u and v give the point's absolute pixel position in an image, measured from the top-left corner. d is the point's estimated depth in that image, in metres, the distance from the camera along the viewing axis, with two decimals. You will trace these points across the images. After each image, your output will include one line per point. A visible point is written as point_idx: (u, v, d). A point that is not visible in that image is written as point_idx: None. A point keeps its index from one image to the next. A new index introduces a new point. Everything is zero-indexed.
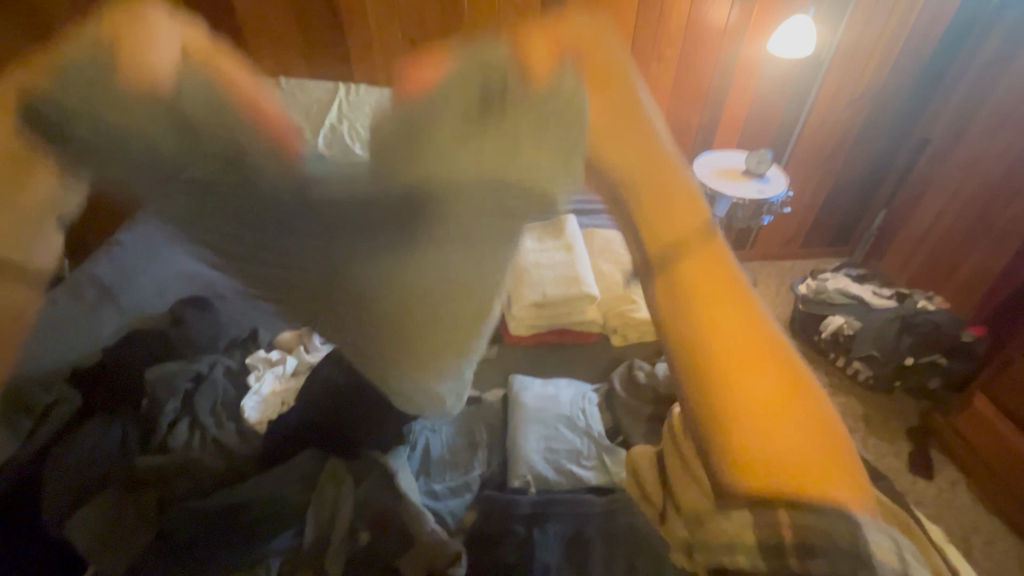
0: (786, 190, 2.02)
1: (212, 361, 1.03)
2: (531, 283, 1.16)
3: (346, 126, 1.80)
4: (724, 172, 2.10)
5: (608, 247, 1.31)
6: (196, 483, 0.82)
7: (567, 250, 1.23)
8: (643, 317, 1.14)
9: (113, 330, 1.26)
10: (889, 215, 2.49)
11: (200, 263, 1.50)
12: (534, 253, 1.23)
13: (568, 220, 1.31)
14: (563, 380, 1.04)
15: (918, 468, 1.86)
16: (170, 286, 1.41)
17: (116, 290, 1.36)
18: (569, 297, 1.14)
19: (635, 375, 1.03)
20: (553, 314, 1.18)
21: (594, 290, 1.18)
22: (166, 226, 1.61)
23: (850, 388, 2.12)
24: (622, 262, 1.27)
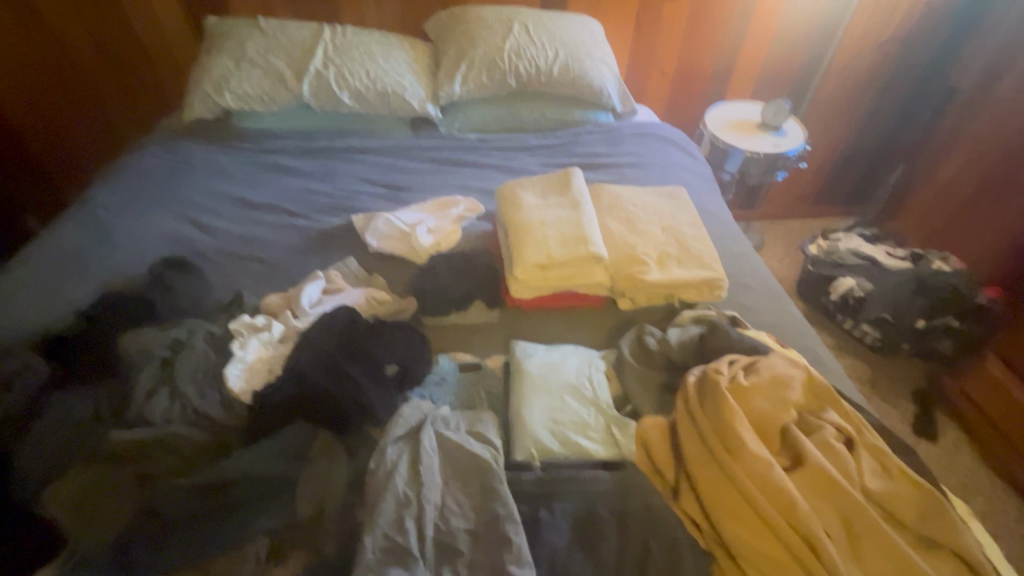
0: (803, 145, 1.89)
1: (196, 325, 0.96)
2: (534, 242, 1.07)
3: (332, 72, 1.66)
4: (738, 124, 1.97)
5: (616, 204, 1.22)
6: (177, 458, 0.76)
7: (573, 207, 1.14)
8: (653, 280, 1.07)
9: (91, 292, 1.18)
10: (906, 171, 2.38)
11: (182, 221, 1.41)
12: (538, 210, 1.14)
13: (574, 175, 1.21)
14: (567, 349, 0.98)
15: (924, 429, 1.83)
16: (149, 246, 1.33)
17: (92, 250, 1.29)
18: (575, 257, 1.06)
19: (646, 342, 0.96)
20: (558, 277, 1.08)
21: (601, 250, 1.07)
22: (145, 181, 1.51)
23: (856, 350, 2.08)
24: (632, 220, 1.18)
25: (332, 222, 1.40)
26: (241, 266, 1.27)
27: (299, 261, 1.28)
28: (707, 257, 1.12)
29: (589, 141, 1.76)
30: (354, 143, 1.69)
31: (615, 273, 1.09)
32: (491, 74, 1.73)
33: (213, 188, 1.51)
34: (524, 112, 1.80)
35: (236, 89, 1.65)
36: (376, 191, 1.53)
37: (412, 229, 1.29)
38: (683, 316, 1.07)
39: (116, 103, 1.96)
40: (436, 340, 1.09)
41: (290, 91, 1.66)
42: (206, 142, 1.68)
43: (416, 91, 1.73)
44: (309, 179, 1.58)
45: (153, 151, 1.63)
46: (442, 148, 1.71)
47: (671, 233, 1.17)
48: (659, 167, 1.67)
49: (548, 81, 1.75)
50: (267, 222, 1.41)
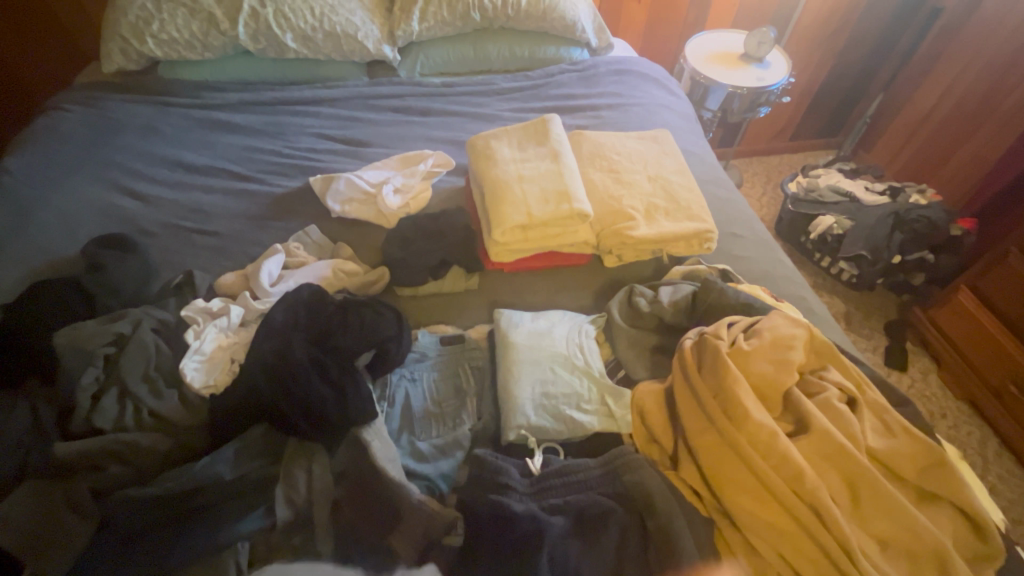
0: (787, 77, 1.79)
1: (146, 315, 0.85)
2: (513, 200, 0.97)
3: (271, 10, 1.45)
4: (721, 56, 1.84)
5: (598, 153, 1.13)
6: (134, 467, 0.69)
7: (554, 159, 1.03)
8: (641, 236, 1.00)
9: (17, 278, 1.05)
10: (886, 100, 2.31)
11: (115, 191, 1.25)
12: (516, 163, 1.03)
13: (552, 123, 1.10)
14: (555, 315, 0.92)
15: (895, 362, 1.88)
16: (80, 223, 1.18)
17: (14, 232, 1.14)
18: (558, 216, 0.97)
19: (637, 303, 0.90)
20: (540, 237, 1.00)
21: (586, 207, 0.99)
22: (65, 147, 1.33)
23: (832, 287, 2.10)
24: (615, 171, 1.10)
25: (288, 186, 1.27)
26: (188, 241, 1.14)
27: (253, 232, 1.16)
28: (695, 208, 1.06)
29: (564, 82, 1.63)
30: (305, 92, 1.52)
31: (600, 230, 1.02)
32: (453, 8, 1.55)
33: (146, 151, 1.34)
34: (491, 51, 1.64)
35: (160, 33, 1.44)
36: (334, 148, 1.39)
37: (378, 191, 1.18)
38: (672, 272, 1.03)
39: (22, 59, 1.71)
40: (413, 312, 1.02)
41: (224, 34, 1.46)
42: (133, 97, 1.48)
43: (370, 29, 1.54)
44: (258, 137, 1.42)
45: (70, 110, 1.43)
46: (404, 96, 1.55)
47: (658, 183, 1.09)
48: (639, 107, 1.56)
49: (516, 14, 1.58)
50: (214, 188, 1.27)
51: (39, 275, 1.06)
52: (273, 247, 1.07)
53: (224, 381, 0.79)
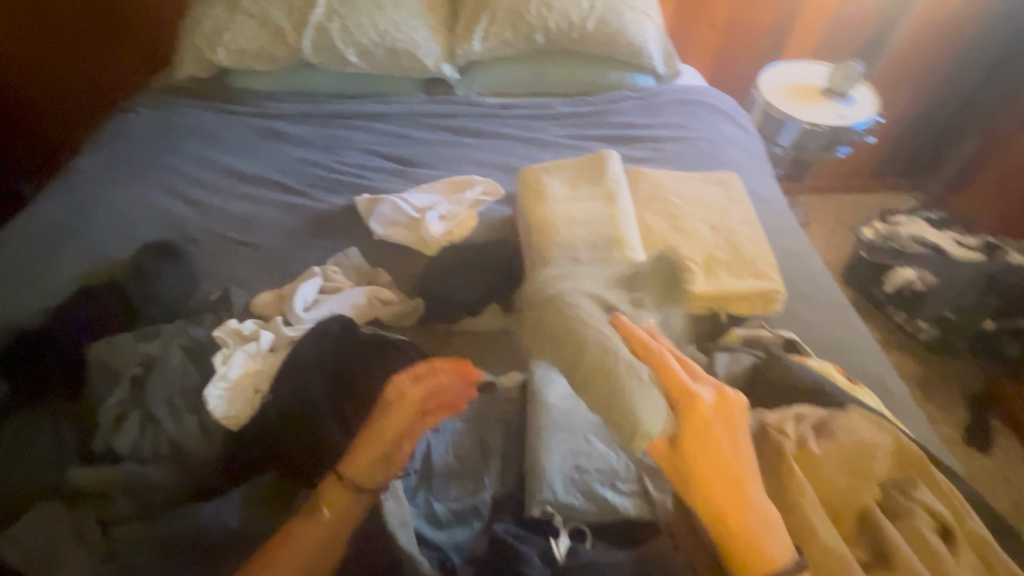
0: (874, 116, 1.63)
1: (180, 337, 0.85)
2: (560, 243, 0.90)
3: (336, 25, 1.46)
4: (799, 89, 1.71)
5: (657, 194, 1.05)
6: (143, 500, 0.68)
7: (608, 201, 0.96)
8: (697, 292, 0.91)
9: (72, 278, 1.08)
10: (984, 144, 2.08)
11: (172, 196, 1.28)
12: (567, 203, 0.96)
13: (610, 161, 1.03)
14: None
15: (977, 440, 1.67)
16: (136, 226, 1.21)
17: (76, 230, 1.18)
18: (608, 264, 0.89)
19: None
20: None
21: (640, 257, 0.91)
22: (133, 148, 1.38)
23: (906, 346, 1.89)
24: (674, 216, 1.01)
25: (335, 203, 1.26)
26: (232, 252, 1.14)
27: (295, 248, 1.15)
28: (761, 265, 0.96)
29: (625, 110, 1.55)
30: (361, 107, 1.52)
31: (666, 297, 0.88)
32: (516, 29, 1.51)
33: (206, 157, 1.37)
34: (551, 74, 1.58)
35: (230, 44, 1.48)
36: (384, 166, 1.37)
37: (422, 217, 1.15)
38: (729, 334, 0.93)
39: (108, 63, 1.81)
40: (445, 350, 0.98)
41: (290, 47, 1.48)
42: (199, 102, 1.52)
43: (430, 47, 1.52)
44: (312, 149, 1.42)
45: (141, 113, 1.49)
46: (458, 116, 1.52)
47: (721, 234, 0.99)
48: (705, 142, 1.46)
49: (581, 37, 1.52)
50: (263, 199, 1.27)
51: (92, 276, 1.09)
52: (311, 268, 1.05)
53: (245, 412, 0.77)
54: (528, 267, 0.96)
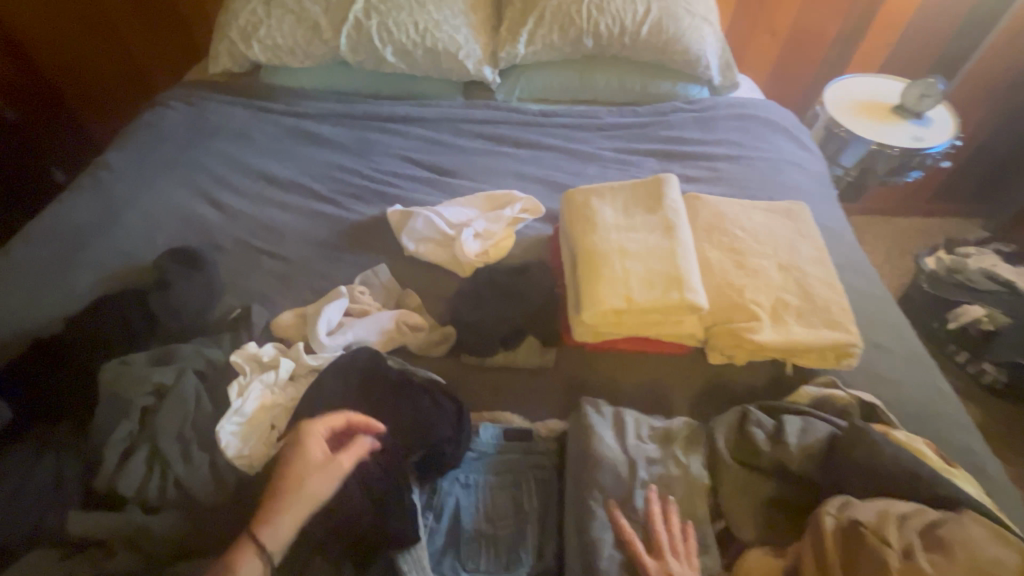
0: (952, 139, 1.48)
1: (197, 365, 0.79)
2: (610, 278, 0.81)
3: (375, 22, 1.39)
4: (868, 106, 1.57)
5: (718, 225, 0.94)
6: (144, 554, 0.62)
7: (666, 233, 0.86)
8: (764, 342, 0.81)
9: (95, 282, 1.04)
10: None
11: (199, 198, 1.23)
12: (620, 232, 0.87)
13: (667, 186, 0.93)
14: (643, 421, 0.76)
15: None
16: (160, 229, 1.16)
17: (101, 230, 1.14)
18: (663, 305, 0.79)
19: (752, 434, 0.72)
20: (636, 325, 0.83)
21: (700, 298, 0.81)
22: (162, 145, 1.34)
23: (966, 389, 1.74)
24: (737, 251, 0.90)
25: (365, 213, 1.19)
26: (257, 263, 1.09)
27: (322, 262, 1.09)
28: (837, 313, 0.85)
29: (677, 123, 1.44)
30: (396, 109, 1.45)
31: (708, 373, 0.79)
32: (565, 32, 1.41)
33: (235, 157, 1.32)
34: (598, 81, 1.48)
35: (265, 39, 1.43)
36: (418, 174, 1.29)
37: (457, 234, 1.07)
38: (797, 391, 0.82)
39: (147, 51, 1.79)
40: (478, 385, 0.90)
41: (326, 44, 1.42)
42: (231, 99, 1.47)
43: (472, 48, 1.44)
44: (344, 153, 1.36)
45: (173, 108, 1.44)
46: (498, 122, 1.44)
47: (791, 274, 0.88)
48: (764, 162, 1.34)
49: (634, 42, 1.42)
50: (291, 205, 1.21)
51: (114, 281, 1.05)
52: (338, 287, 0.98)
53: (262, 457, 0.70)
54: (572, 298, 0.86)
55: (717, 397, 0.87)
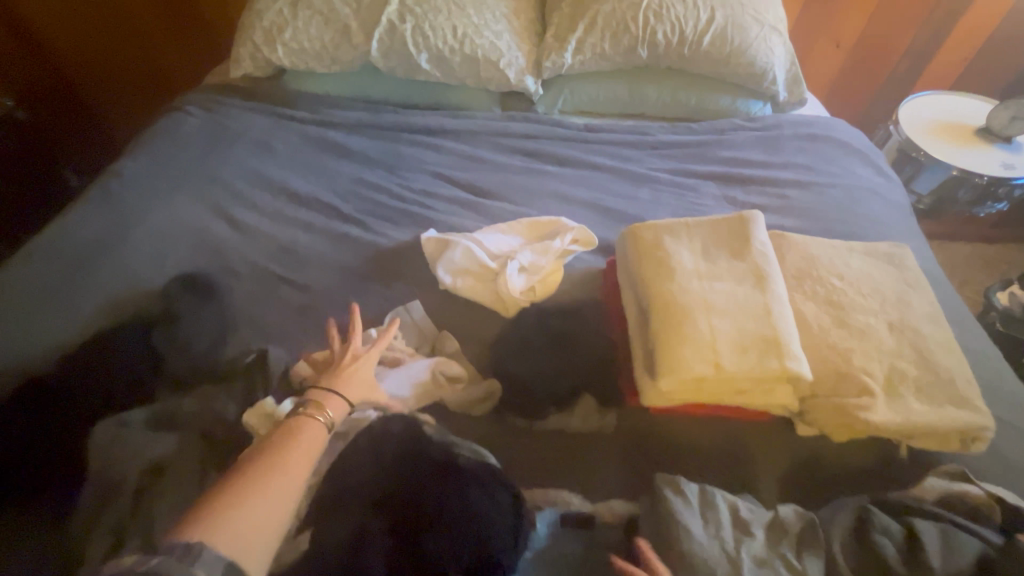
0: None
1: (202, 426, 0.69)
2: (694, 339, 0.68)
3: (410, 25, 1.27)
4: (948, 128, 1.42)
5: (810, 272, 0.81)
6: None
7: (758, 284, 0.73)
8: (881, 424, 0.67)
9: (94, 308, 0.93)
10: None
11: (213, 214, 1.12)
12: (702, 281, 0.74)
13: (754, 226, 0.80)
14: (736, 503, 0.63)
15: None
16: (173, 248, 1.05)
17: (107, 248, 1.03)
18: (757, 374, 0.67)
19: (879, 546, 0.58)
20: (721, 393, 0.70)
21: (801, 365, 0.67)
22: (178, 154, 1.23)
23: None
24: (837, 305, 0.77)
25: (396, 238, 1.07)
26: (275, 291, 0.97)
27: (347, 293, 0.96)
28: (964, 387, 0.70)
29: (738, 142, 1.30)
30: (429, 120, 1.32)
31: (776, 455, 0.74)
32: (617, 41, 1.28)
33: (254, 170, 1.21)
34: (650, 94, 1.35)
35: (291, 42, 1.32)
36: (453, 194, 1.17)
37: (500, 268, 0.94)
38: (919, 484, 0.68)
39: (167, 49, 1.70)
40: (526, 455, 0.76)
41: (355, 49, 1.30)
42: (252, 104, 1.36)
43: (514, 56, 1.32)
44: (372, 168, 1.24)
45: (192, 113, 1.34)
46: (540, 137, 1.31)
47: (903, 336, 0.74)
48: (840, 190, 1.20)
49: (693, 53, 1.28)
50: (314, 226, 1.10)
51: (115, 309, 0.94)
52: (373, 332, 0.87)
53: (286, 555, 0.59)
54: (638, 362, 0.74)
55: (814, 482, 0.73)
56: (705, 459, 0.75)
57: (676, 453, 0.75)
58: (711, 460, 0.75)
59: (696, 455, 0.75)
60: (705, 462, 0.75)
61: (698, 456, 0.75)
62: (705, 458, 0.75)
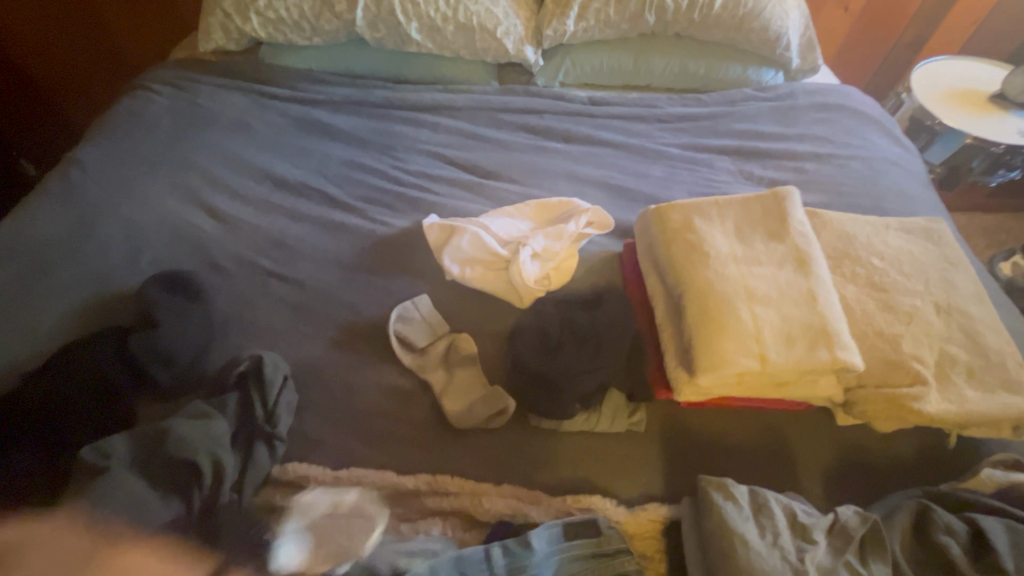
0: None
1: (195, 449, 0.62)
2: (736, 331, 0.63)
3: None
4: (962, 96, 1.37)
5: (849, 252, 0.76)
6: None
7: (800, 268, 0.68)
8: (935, 415, 0.63)
9: (64, 313, 0.84)
10: None
11: (191, 204, 1.02)
12: (740, 266, 0.68)
13: (790, 204, 0.74)
14: (792, 508, 0.58)
15: None
16: (147, 243, 0.95)
17: (73, 244, 0.93)
18: (804, 366, 0.62)
19: (945, 548, 0.55)
20: (762, 387, 0.66)
21: (851, 354, 0.63)
22: (146, 138, 1.12)
23: None
24: (880, 287, 0.72)
25: (395, 225, 0.98)
26: (265, 288, 0.88)
27: (345, 288, 0.89)
28: (1016, 371, 0.66)
29: (751, 113, 1.23)
30: (422, 95, 1.23)
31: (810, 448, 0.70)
32: (624, 5, 1.19)
33: (233, 154, 1.11)
34: (657, 63, 1.27)
35: (267, 11, 1.20)
36: (452, 175, 1.08)
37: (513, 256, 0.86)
38: (974, 475, 0.64)
39: (128, 22, 1.54)
40: (550, 460, 0.71)
41: (338, 18, 1.19)
42: (227, 82, 1.25)
43: (512, 24, 1.22)
44: (363, 149, 1.14)
45: (160, 93, 1.22)
46: (541, 112, 1.22)
47: (950, 318, 0.70)
48: (858, 162, 1.14)
49: (703, 18, 1.20)
50: (304, 214, 1.01)
51: (87, 313, 0.85)
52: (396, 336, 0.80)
53: None
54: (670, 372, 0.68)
55: (857, 475, 0.69)
56: (739, 456, 0.71)
57: (704, 450, 0.71)
58: (739, 454, 0.71)
59: (727, 451, 0.71)
60: (733, 457, 0.71)
61: (728, 453, 0.71)
62: (733, 453, 0.71)
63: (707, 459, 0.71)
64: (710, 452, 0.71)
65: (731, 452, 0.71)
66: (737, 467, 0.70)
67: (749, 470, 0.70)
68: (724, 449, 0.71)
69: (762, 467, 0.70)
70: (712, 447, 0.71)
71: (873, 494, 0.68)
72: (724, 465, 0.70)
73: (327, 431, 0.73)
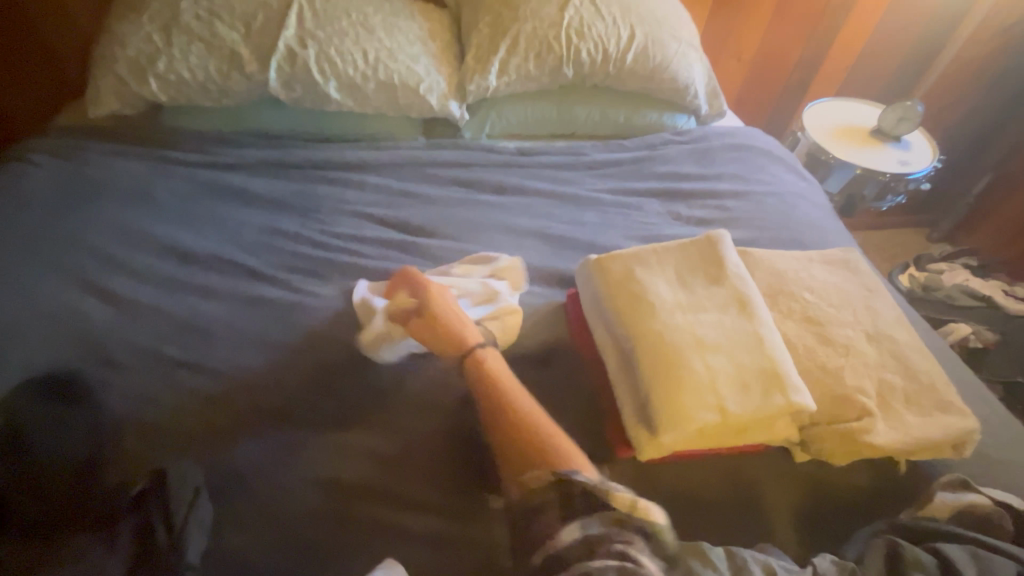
0: (933, 162, 1.46)
1: None
2: (692, 384, 0.61)
3: (313, 51, 1.13)
4: (846, 132, 1.53)
5: (783, 288, 0.78)
6: None
7: (742, 311, 0.69)
8: (885, 446, 0.64)
9: None
10: None
11: (79, 288, 0.89)
12: (686, 314, 0.68)
13: (723, 246, 0.76)
14: (765, 564, 0.56)
15: None
16: (20, 338, 0.81)
17: None
18: (762, 413, 0.61)
19: None
20: (722, 437, 0.64)
21: (803, 395, 0.63)
22: (20, 214, 0.98)
23: None
24: (816, 321, 0.74)
25: (323, 294, 0.91)
26: (170, 383, 0.76)
27: (268, 371, 0.79)
28: (946, 391, 0.70)
29: (671, 156, 1.29)
30: (345, 153, 1.18)
31: (772, 494, 0.69)
32: (542, 61, 1.23)
33: (130, 227, 0.99)
34: (580, 113, 1.31)
35: (167, 73, 1.11)
36: (383, 236, 1.03)
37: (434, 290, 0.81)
38: (929, 501, 0.65)
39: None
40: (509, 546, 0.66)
41: (250, 78, 1.13)
42: (122, 149, 1.13)
43: (435, 80, 1.22)
44: (284, 213, 1.07)
45: (39, 163, 1.08)
46: (471, 164, 1.21)
47: (882, 345, 0.73)
48: (772, 197, 1.22)
49: (618, 71, 1.26)
50: (217, 290, 0.90)
51: None
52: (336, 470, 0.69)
53: None
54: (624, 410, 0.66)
55: (820, 516, 0.68)
56: (705, 511, 0.68)
57: (672, 510, 0.68)
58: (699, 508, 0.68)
59: (692, 507, 0.68)
60: (699, 514, 0.68)
61: (692, 507, 0.68)
62: (698, 507, 0.68)
63: (675, 521, 0.67)
64: (677, 510, 0.68)
65: (696, 508, 0.68)
66: (704, 524, 0.67)
67: (716, 526, 0.67)
68: (691, 506, 0.68)
69: (729, 524, 0.67)
70: (677, 503, 0.68)
71: (838, 536, 0.67)
72: (691, 525, 0.67)
73: (256, 548, 0.63)
